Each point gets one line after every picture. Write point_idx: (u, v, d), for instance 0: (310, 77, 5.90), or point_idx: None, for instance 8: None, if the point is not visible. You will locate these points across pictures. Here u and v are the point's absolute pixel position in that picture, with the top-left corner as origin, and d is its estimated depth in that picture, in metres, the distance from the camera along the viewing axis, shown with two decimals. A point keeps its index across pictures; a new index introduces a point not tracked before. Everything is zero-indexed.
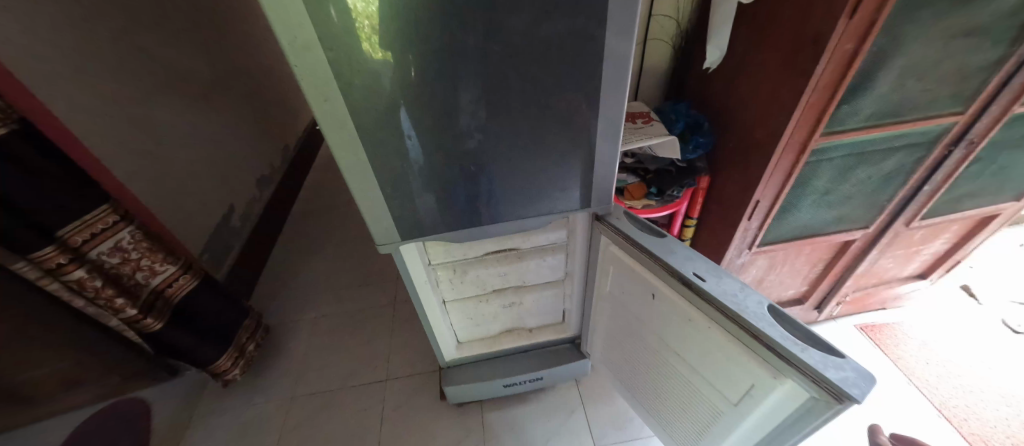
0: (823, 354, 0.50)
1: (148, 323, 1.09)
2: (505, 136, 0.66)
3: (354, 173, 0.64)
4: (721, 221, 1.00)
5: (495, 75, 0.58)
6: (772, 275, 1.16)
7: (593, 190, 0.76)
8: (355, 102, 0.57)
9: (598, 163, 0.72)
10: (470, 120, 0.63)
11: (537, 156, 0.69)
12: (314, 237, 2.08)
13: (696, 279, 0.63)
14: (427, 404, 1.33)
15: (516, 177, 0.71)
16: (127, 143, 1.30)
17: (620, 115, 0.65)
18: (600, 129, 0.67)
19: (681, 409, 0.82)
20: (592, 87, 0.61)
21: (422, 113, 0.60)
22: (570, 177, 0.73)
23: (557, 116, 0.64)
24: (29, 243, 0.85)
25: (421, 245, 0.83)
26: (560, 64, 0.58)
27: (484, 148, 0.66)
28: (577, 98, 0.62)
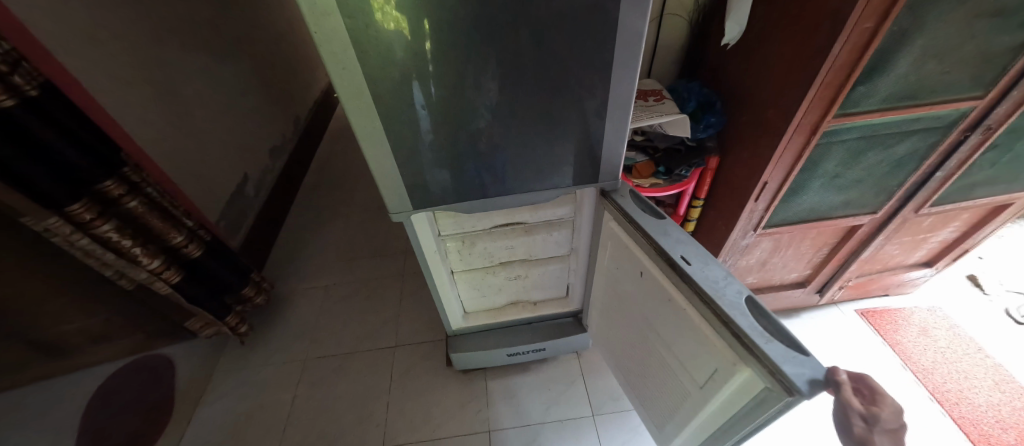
0: (786, 348, 0.52)
1: (168, 277, 1.13)
2: (515, 110, 0.66)
3: (369, 140, 0.66)
4: (728, 201, 1.00)
5: (510, 46, 0.58)
6: (776, 258, 1.18)
7: (602, 165, 0.77)
8: (370, 71, 0.58)
9: (608, 137, 0.72)
10: (484, 92, 0.64)
11: (548, 131, 0.70)
12: (325, 208, 2.11)
13: (681, 262, 0.65)
14: (433, 370, 1.39)
15: (526, 151, 0.73)
16: (146, 109, 1.33)
17: (632, 90, 0.65)
18: (612, 103, 0.67)
19: (660, 386, 0.85)
20: (606, 60, 0.61)
21: (437, 81, 0.61)
22: (579, 150, 0.74)
23: (569, 89, 0.64)
24: (58, 198, 0.88)
25: (432, 216, 0.85)
26: (575, 36, 0.58)
27: (495, 120, 0.68)
28: (591, 71, 0.62)
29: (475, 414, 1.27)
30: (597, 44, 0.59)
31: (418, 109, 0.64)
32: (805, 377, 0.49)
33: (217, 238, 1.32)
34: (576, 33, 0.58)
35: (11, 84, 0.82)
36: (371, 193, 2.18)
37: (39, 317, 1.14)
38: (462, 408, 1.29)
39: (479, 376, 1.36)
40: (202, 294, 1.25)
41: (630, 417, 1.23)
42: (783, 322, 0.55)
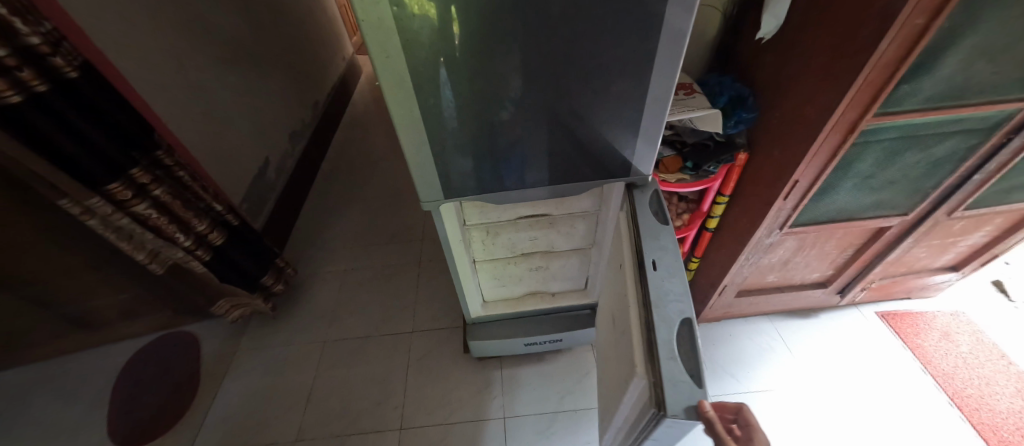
0: (682, 374, 0.51)
1: (200, 254, 1.19)
2: (552, 102, 0.66)
3: (406, 128, 0.66)
4: (755, 199, 0.99)
5: (552, 41, 0.57)
6: (798, 257, 1.16)
7: (635, 158, 0.76)
8: (412, 61, 0.58)
9: (642, 132, 0.72)
10: (523, 85, 0.63)
11: (582, 124, 0.70)
12: (342, 193, 2.13)
13: (649, 265, 0.64)
14: (449, 356, 1.41)
15: (558, 143, 0.73)
16: (173, 92, 1.35)
17: (672, 86, 0.64)
18: (650, 98, 0.66)
19: (608, 386, 0.86)
20: (649, 55, 0.60)
21: (477, 73, 0.61)
22: (612, 143, 0.74)
23: (608, 82, 0.64)
24: (99, 176, 0.92)
25: (459, 205, 0.86)
26: (621, 31, 0.57)
27: (531, 113, 0.68)
28: (630, 66, 0.62)
29: (490, 401, 1.29)
30: (642, 39, 0.58)
31: (457, 100, 0.64)
32: (679, 402, 0.48)
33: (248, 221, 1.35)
34: (621, 28, 0.56)
35: (49, 67, 0.83)
36: (387, 180, 2.19)
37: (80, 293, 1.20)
38: (477, 394, 1.31)
39: (495, 363, 1.38)
40: (230, 272, 1.29)
41: None
42: (700, 354, 0.53)
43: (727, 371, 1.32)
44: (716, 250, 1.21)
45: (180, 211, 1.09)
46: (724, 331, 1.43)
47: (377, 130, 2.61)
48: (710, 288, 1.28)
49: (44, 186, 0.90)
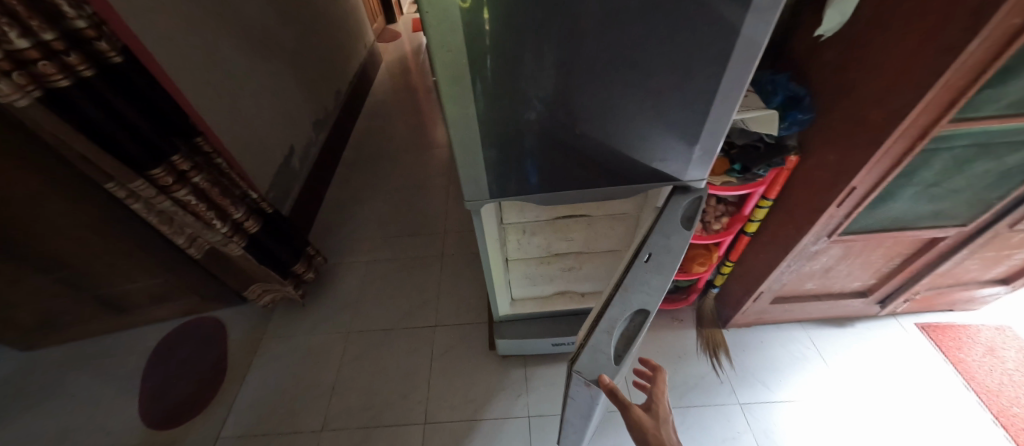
0: (606, 345, 0.69)
1: (237, 241, 1.18)
2: (612, 104, 0.61)
3: (457, 126, 0.62)
4: (804, 204, 0.95)
5: (622, 37, 0.53)
6: (842, 265, 1.12)
7: (693, 162, 0.72)
8: (473, 55, 0.54)
9: (704, 134, 0.67)
10: (584, 84, 0.58)
11: (642, 127, 0.65)
12: (364, 183, 2.13)
13: (641, 257, 0.74)
14: (472, 352, 1.40)
15: (613, 146, 0.68)
16: (201, 79, 1.34)
17: (743, 86, 0.59)
18: (718, 99, 0.61)
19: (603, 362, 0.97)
20: (725, 54, 0.55)
21: (539, 71, 0.56)
22: (668, 148, 0.69)
23: (676, 81, 0.59)
24: (143, 160, 0.91)
25: (499, 205, 0.83)
26: (698, 27, 0.52)
27: (589, 114, 0.62)
28: (702, 65, 0.57)
29: (514, 399, 1.28)
30: (719, 36, 0.53)
31: (512, 98, 0.59)
32: (594, 364, 0.69)
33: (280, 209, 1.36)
34: (699, 24, 0.52)
35: (94, 51, 0.83)
36: (409, 171, 2.18)
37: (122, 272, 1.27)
38: (501, 392, 1.30)
39: (519, 361, 1.37)
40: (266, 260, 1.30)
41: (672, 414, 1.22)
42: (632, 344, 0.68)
43: (758, 379, 1.29)
44: (753, 255, 1.17)
45: (218, 197, 1.09)
46: (754, 337, 1.39)
47: (398, 120, 2.59)
48: (745, 294, 1.24)
49: (90, 170, 0.90)
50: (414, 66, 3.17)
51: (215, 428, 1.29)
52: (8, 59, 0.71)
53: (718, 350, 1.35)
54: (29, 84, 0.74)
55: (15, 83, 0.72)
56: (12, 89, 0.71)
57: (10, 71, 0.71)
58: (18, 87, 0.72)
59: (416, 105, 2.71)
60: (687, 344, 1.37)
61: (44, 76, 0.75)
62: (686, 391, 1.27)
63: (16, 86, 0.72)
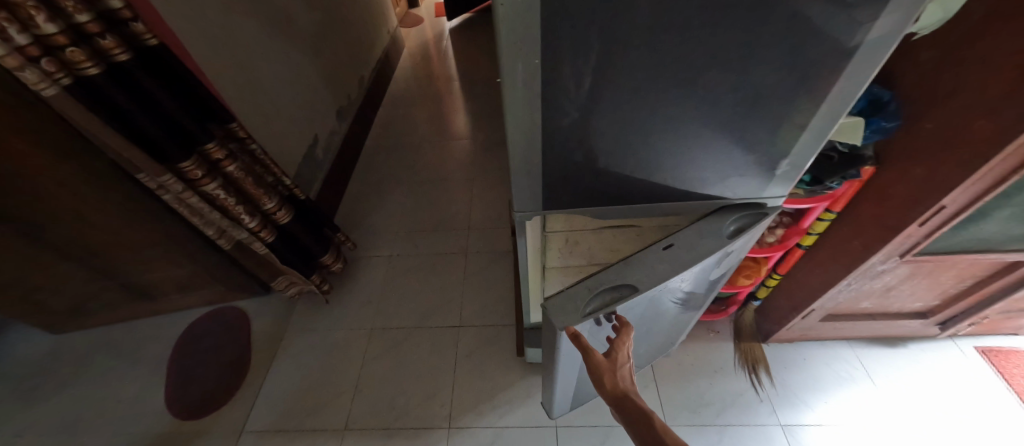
0: (582, 300, 0.64)
1: (264, 236, 1.14)
2: (693, 113, 0.54)
3: (518, 143, 0.53)
4: (874, 221, 0.86)
5: (725, 42, 0.45)
6: (905, 286, 1.03)
7: (778, 171, 0.64)
8: (552, 61, 0.44)
9: (799, 145, 0.60)
10: (667, 92, 0.51)
11: (722, 136, 0.58)
12: (386, 174, 2.08)
13: (663, 244, 0.69)
14: (497, 355, 1.36)
15: (688, 157, 0.61)
16: (223, 66, 1.29)
17: (856, 95, 0.52)
18: (824, 109, 0.54)
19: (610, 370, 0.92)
20: (841, 57, 0.47)
21: (624, 78, 0.48)
22: (749, 158, 0.62)
23: (776, 89, 0.51)
24: (172, 153, 0.87)
25: (541, 218, 0.78)
26: (818, 26, 0.44)
27: (671, 122, 0.55)
28: (810, 71, 0.49)
29: (541, 408, 1.24)
30: (837, 37, 0.45)
31: (587, 106, 0.51)
32: (562, 311, 0.63)
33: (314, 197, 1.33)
34: (819, 22, 0.43)
35: (129, 34, 0.79)
36: (432, 163, 2.13)
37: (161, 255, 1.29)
38: (527, 399, 1.26)
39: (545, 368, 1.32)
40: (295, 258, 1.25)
41: (707, 433, 1.16)
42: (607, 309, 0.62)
43: (800, 399, 1.22)
44: (805, 271, 1.09)
45: (250, 188, 1.06)
46: (796, 354, 1.31)
47: (420, 109, 2.52)
48: (792, 311, 1.16)
49: (120, 160, 0.87)
50: (436, 53, 3.09)
51: (239, 421, 1.28)
52: (36, 44, 0.68)
53: (757, 366, 1.28)
54: (58, 72, 0.70)
55: (40, 72, 0.68)
56: (38, 77, 0.68)
57: (37, 57, 0.68)
58: (44, 74, 0.69)
59: (438, 94, 2.64)
60: (723, 359, 1.30)
61: (74, 62, 0.71)
62: (722, 408, 1.20)
63: (43, 74, 0.69)
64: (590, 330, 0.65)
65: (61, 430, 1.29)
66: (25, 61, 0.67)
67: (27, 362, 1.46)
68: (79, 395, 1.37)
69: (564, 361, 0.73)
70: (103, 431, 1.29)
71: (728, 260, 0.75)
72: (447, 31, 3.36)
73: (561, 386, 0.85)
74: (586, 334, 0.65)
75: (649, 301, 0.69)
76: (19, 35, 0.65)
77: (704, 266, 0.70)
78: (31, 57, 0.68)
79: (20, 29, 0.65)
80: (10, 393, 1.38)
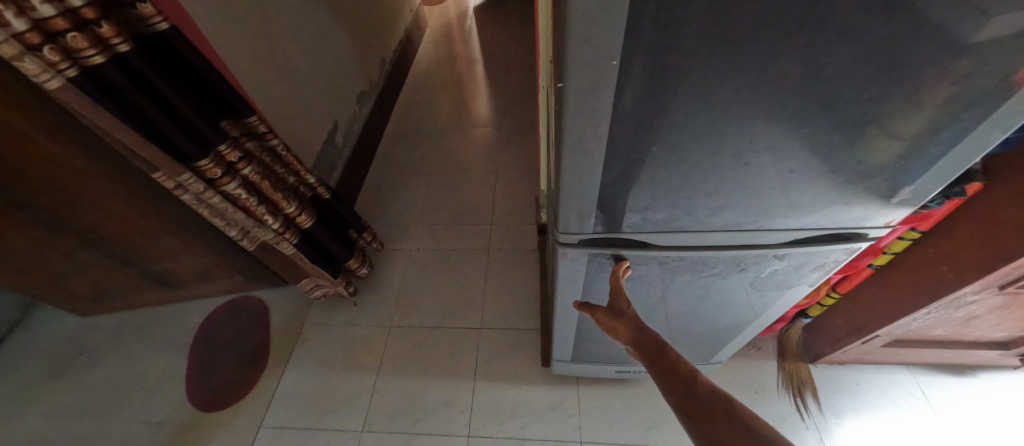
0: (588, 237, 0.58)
1: (288, 237, 1.08)
2: (793, 134, 0.43)
3: (575, 160, 0.44)
4: (974, 245, 0.74)
5: (857, 40, 0.34)
6: (991, 317, 0.90)
7: (888, 205, 0.51)
8: (626, 64, 0.35)
9: (931, 171, 0.46)
10: (764, 108, 0.40)
11: (825, 164, 0.46)
12: (407, 162, 2.01)
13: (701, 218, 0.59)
14: (520, 361, 1.30)
15: (776, 190, 0.49)
16: (240, 48, 1.23)
17: (1021, 115, 0.40)
18: (976, 132, 0.42)
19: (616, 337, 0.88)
20: (1011, 69, 0.36)
21: (715, 83, 0.38)
22: (855, 192, 0.50)
23: (917, 102, 0.40)
24: (189, 150, 0.81)
25: (592, 243, 0.57)
26: (1001, 22, 0.33)
27: (769, 141, 0.44)
28: (964, 81, 0.37)
29: (565, 421, 1.17)
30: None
31: (665, 120, 0.41)
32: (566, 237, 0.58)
33: (338, 195, 1.26)
34: (1007, 13, 0.32)
35: (133, 18, 0.71)
36: (454, 152, 2.04)
37: (182, 245, 1.27)
38: (551, 410, 1.19)
39: (571, 378, 1.25)
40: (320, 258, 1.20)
41: None
42: (605, 248, 0.57)
43: (852, 429, 1.10)
44: (870, 293, 0.97)
45: (270, 191, 1.00)
46: (847, 378, 1.19)
47: (443, 93, 2.42)
48: (851, 334, 1.05)
49: (138, 160, 0.82)
50: (459, 33, 2.96)
51: (256, 416, 1.26)
52: (36, 29, 0.61)
53: (804, 389, 1.17)
54: (61, 62, 0.64)
55: (42, 60, 0.62)
56: (39, 67, 0.62)
57: (38, 45, 0.62)
58: (47, 64, 0.63)
59: (461, 78, 2.53)
60: (765, 378, 1.20)
61: (77, 51, 0.65)
62: None
63: (46, 64, 0.63)
64: (585, 264, 0.61)
65: (86, 415, 1.30)
66: (25, 49, 0.60)
67: (57, 341, 1.48)
68: (102, 380, 1.38)
69: (563, 292, 0.70)
70: (125, 418, 1.29)
71: (779, 277, 0.62)
72: (471, 10, 3.21)
73: (561, 327, 0.85)
74: (584, 266, 0.62)
75: (662, 273, 0.62)
76: (16, 19, 0.59)
77: (740, 264, 0.59)
78: (31, 45, 0.61)
79: (16, 12, 0.59)
80: (39, 375, 1.40)
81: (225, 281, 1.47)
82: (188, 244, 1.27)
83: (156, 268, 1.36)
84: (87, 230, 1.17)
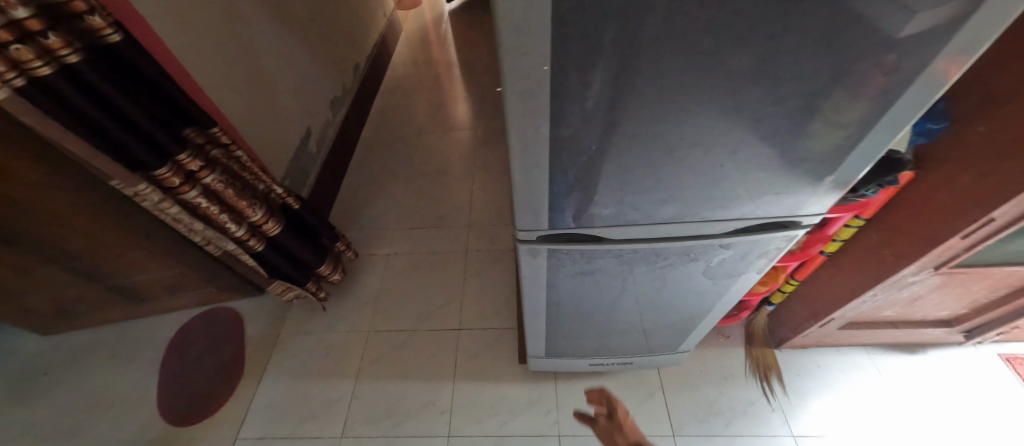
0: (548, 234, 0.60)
1: (253, 245, 1.08)
2: (722, 129, 0.46)
3: (523, 158, 0.46)
4: (910, 230, 0.79)
5: (764, 43, 0.38)
6: (933, 296, 0.96)
7: (818, 192, 0.55)
8: (560, 69, 0.38)
9: (850, 163, 0.50)
10: (690, 105, 0.43)
11: (752, 156, 0.50)
12: (383, 167, 2.00)
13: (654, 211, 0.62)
14: (498, 360, 1.31)
15: (712, 182, 0.52)
16: (208, 56, 1.22)
17: (920, 109, 0.43)
18: (881, 124, 0.45)
19: (585, 332, 0.91)
20: (903, 65, 0.40)
21: (647, 84, 0.41)
22: (784, 182, 0.53)
23: (826, 99, 0.44)
24: (145, 159, 0.81)
25: (551, 239, 0.60)
26: (903, 17, 0.35)
27: (699, 136, 0.47)
28: (864, 80, 0.41)
29: (543, 415, 1.19)
30: (918, 38, 0.37)
31: (602, 120, 0.44)
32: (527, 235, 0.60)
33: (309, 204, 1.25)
34: (896, 15, 0.35)
35: (83, 29, 0.71)
36: (431, 156, 2.05)
37: (149, 257, 1.25)
38: (529, 407, 1.21)
39: (549, 373, 1.27)
40: (289, 265, 1.19)
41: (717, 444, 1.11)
42: (564, 244, 0.59)
43: (814, 407, 1.16)
44: (824, 278, 1.02)
45: (234, 199, 0.99)
46: (810, 361, 1.25)
47: (419, 97, 2.43)
48: (810, 318, 1.10)
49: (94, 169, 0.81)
50: (436, 37, 2.97)
51: (232, 428, 1.24)
52: None
53: (769, 374, 1.23)
54: (8, 71, 0.64)
55: None
56: None
57: None
58: None
59: (438, 82, 2.54)
60: (733, 365, 1.25)
61: (23, 62, 0.65)
62: (732, 417, 1.15)
63: None
64: (545, 260, 0.63)
65: (51, 434, 1.26)
66: None
67: (21, 361, 1.43)
68: (68, 400, 1.33)
69: (529, 288, 0.72)
70: (92, 438, 1.25)
71: (728, 265, 0.66)
72: (447, 14, 3.22)
73: (532, 324, 0.87)
74: (545, 261, 0.64)
75: (619, 265, 0.65)
76: None
77: (690, 254, 0.63)
78: None
79: None
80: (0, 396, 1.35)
81: (198, 291, 1.44)
82: (157, 255, 1.25)
83: (123, 281, 1.32)
84: (47, 245, 1.13)
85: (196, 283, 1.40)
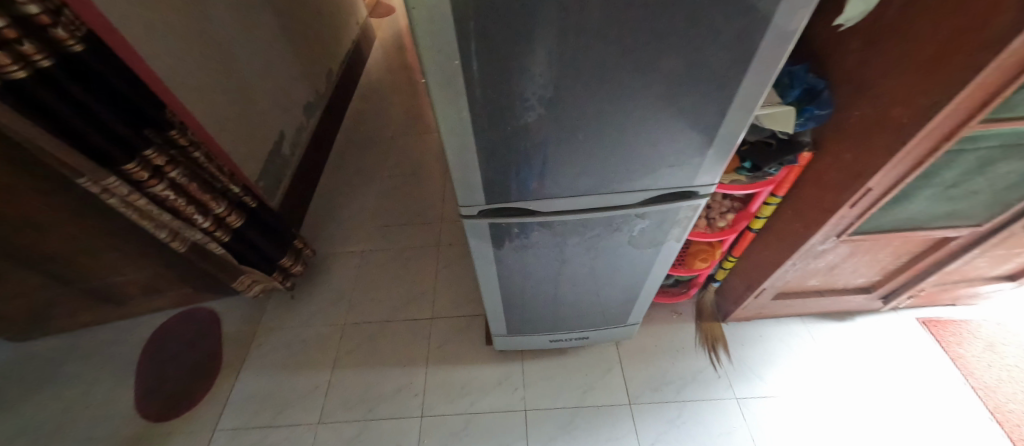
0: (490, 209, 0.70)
1: (218, 236, 1.14)
2: (614, 112, 0.56)
3: (454, 139, 0.55)
4: (813, 203, 0.91)
5: (631, 41, 0.47)
6: (848, 263, 1.09)
7: (705, 165, 0.65)
8: (473, 64, 0.47)
9: (721, 139, 0.61)
10: (585, 94, 0.53)
11: (641, 135, 0.60)
12: (358, 168, 2.06)
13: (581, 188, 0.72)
14: (468, 344, 1.39)
15: (614, 158, 0.62)
16: (181, 62, 1.27)
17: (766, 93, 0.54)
18: (738, 106, 0.56)
19: (539, 306, 1.00)
20: (745, 60, 0.50)
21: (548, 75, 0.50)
22: (674, 157, 0.63)
23: (694, 87, 0.54)
24: (114, 154, 0.87)
25: (492, 214, 0.69)
26: (734, 22, 0.46)
27: (598, 118, 0.56)
28: (719, 72, 0.52)
29: (511, 392, 1.27)
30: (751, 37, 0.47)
31: (515, 107, 0.53)
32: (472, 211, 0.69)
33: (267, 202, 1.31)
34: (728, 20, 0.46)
35: (51, 39, 0.76)
36: (404, 157, 2.12)
37: (125, 257, 1.28)
38: (497, 386, 1.29)
39: (516, 354, 1.36)
40: (252, 254, 1.26)
41: (668, 409, 1.21)
42: (504, 217, 0.68)
43: (755, 372, 1.28)
44: (755, 252, 1.14)
45: (200, 192, 1.05)
46: (754, 331, 1.37)
47: (393, 101, 2.49)
48: (746, 290, 1.22)
49: (61, 165, 0.86)
50: (410, 43, 3.04)
51: (210, 421, 1.28)
52: None
53: (717, 345, 1.34)
54: None
55: None
56: None
57: None
58: None
59: (411, 86, 2.61)
60: (685, 339, 1.36)
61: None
62: (683, 385, 1.26)
63: None
64: (489, 234, 0.72)
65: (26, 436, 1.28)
66: None
67: None
68: (43, 403, 1.35)
69: (479, 262, 0.80)
70: (69, 438, 1.27)
71: (648, 234, 0.76)
72: None
73: (489, 300, 0.96)
74: (489, 235, 0.73)
75: (554, 237, 0.75)
76: None
77: (613, 224, 0.73)
78: None
79: None
80: None
81: (174, 292, 1.48)
82: (132, 256, 1.29)
83: (97, 283, 1.35)
84: (22, 248, 1.16)
85: (172, 283, 1.44)
